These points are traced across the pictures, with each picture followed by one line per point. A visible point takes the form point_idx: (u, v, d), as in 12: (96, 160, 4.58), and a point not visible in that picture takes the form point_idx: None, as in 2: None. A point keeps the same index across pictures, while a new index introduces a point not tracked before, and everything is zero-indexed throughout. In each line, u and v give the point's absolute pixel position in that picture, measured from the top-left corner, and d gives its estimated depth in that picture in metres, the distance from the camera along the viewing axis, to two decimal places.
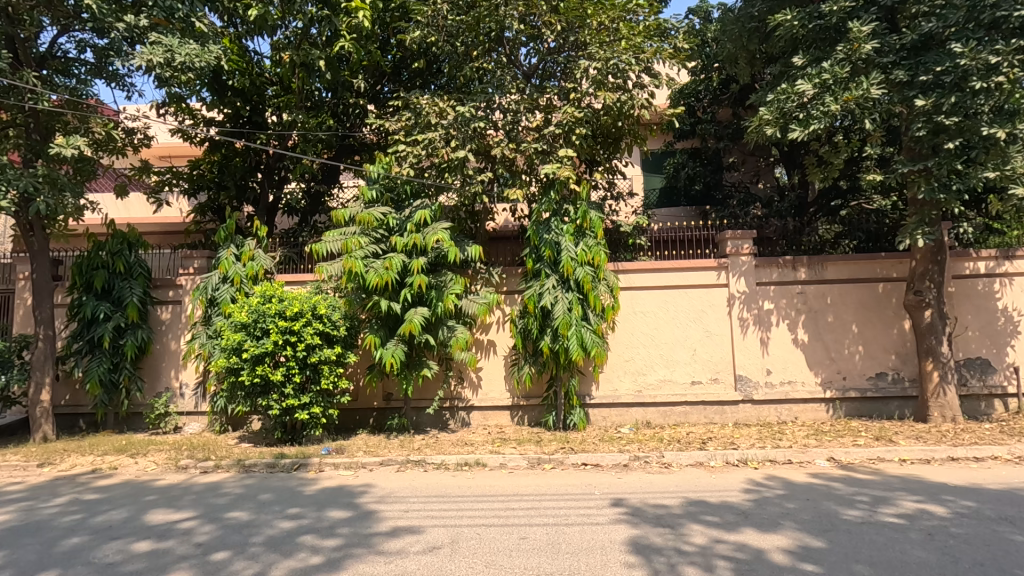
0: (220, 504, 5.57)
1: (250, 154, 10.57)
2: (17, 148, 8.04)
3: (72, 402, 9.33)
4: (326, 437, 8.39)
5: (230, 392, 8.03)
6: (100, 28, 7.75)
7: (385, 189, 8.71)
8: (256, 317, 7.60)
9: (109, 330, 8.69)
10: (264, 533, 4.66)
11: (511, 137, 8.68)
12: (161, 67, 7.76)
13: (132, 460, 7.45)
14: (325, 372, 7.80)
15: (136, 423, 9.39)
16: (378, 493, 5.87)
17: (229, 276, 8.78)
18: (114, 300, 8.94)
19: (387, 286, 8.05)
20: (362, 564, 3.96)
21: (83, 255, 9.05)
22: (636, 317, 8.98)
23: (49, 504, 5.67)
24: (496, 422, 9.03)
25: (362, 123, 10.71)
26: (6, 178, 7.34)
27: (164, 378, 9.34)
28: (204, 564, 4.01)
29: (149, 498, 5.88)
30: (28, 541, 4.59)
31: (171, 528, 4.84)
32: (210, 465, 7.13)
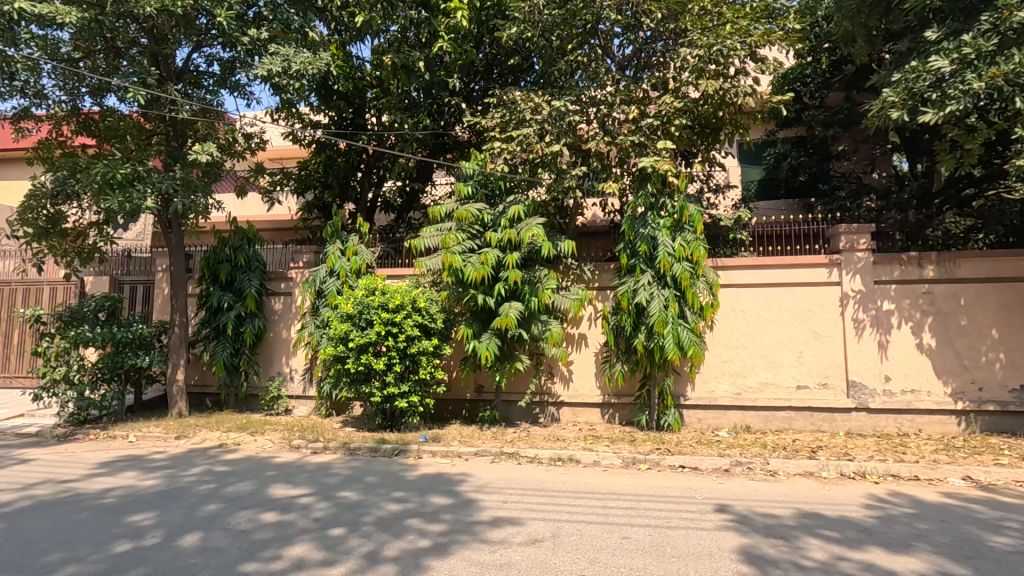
0: (332, 484, 5.94)
1: (352, 155, 11.17)
2: (160, 155, 8.93)
3: (200, 382, 10.34)
4: (422, 425, 8.71)
5: (336, 378, 8.51)
6: (227, 43, 8.52)
7: (479, 185, 8.83)
8: (361, 308, 8.02)
9: (232, 319, 9.53)
10: (374, 513, 4.92)
11: (606, 130, 8.57)
12: (279, 75, 8.38)
13: (252, 437, 8.14)
14: (423, 363, 8.13)
15: (253, 403, 10.24)
16: (476, 483, 6.02)
17: (335, 269, 9.33)
18: (236, 291, 9.80)
19: (483, 281, 8.19)
20: (468, 551, 4.07)
21: (211, 250, 9.96)
22: (735, 317, 8.55)
23: (187, 474, 6.33)
24: (587, 419, 8.95)
25: (456, 122, 10.98)
26: (151, 181, 8.30)
27: (277, 363, 10.12)
28: (324, 538, 4.30)
29: (270, 473, 6.39)
30: (174, 504, 5.14)
31: (291, 502, 5.23)
32: (320, 446, 7.64)
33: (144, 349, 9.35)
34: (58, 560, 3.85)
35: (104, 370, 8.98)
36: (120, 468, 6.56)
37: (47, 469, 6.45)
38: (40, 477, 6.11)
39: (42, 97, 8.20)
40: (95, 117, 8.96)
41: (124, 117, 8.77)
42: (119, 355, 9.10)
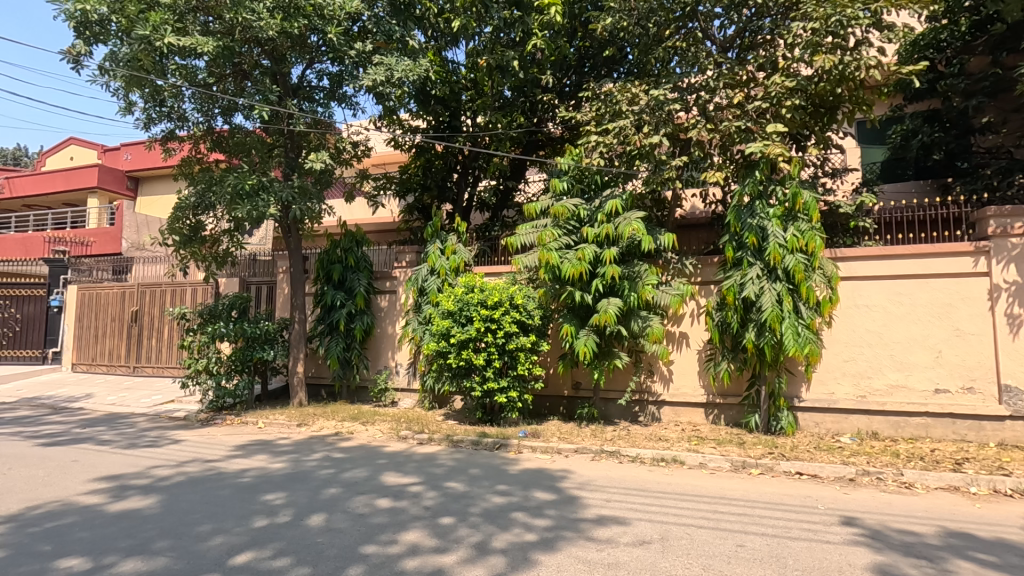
0: (438, 474, 6.19)
1: (449, 156, 11.54)
2: (280, 165, 9.78)
3: (316, 374, 11.20)
4: (521, 420, 8.81)
5: (438, 373, 8.81)
6: (337, 58, 9.13)
7: (574, 180, 8.74)
8: (461, 305, 8.27)
9: (343, 316, 10.21)
10: (480, 505, 5.05)
11: (709, 117, 8.15)
12: (382, 83, 8.83)
13: (364, 427, 8.68)
14: (521, 359, 8.24)
15: (363, 395, 10.91)
16: (578, 480, 5.99)
17: (436, 268, 9.69)
18: (347, 290, 10.48)
19: (581, 278, 8.11)
20: (575, 548, 4.05)
21: (324, 252, 10.72)
22: (859, 312, 7.80)
23: (309, 459, 6.87)
24: (690, 419, 8.60)
25: (549, 118, 11.13)
26: (274, 190, 9.07)
27: (384, 357, 10.71)
28: (435, 526, 4.48)
29: (381, 461, 6.78)
30: (300, 486, 5.60)
31: (402, 490, 5.51)
32: (425, 437, 7.97)
33: (269, 343, 10.33)
34: (208, 530, 4.32)
35: (237, 362, 9.99)
36: (253, 451, 7.26)
37: (195, 449, 7.27)
38: (190, 456, 6.92)
39: (184, 119, 9.18)
40: (226, 134, 9.92)
41: (249, 133, 9.69)
42: (249, 349, 10.11)
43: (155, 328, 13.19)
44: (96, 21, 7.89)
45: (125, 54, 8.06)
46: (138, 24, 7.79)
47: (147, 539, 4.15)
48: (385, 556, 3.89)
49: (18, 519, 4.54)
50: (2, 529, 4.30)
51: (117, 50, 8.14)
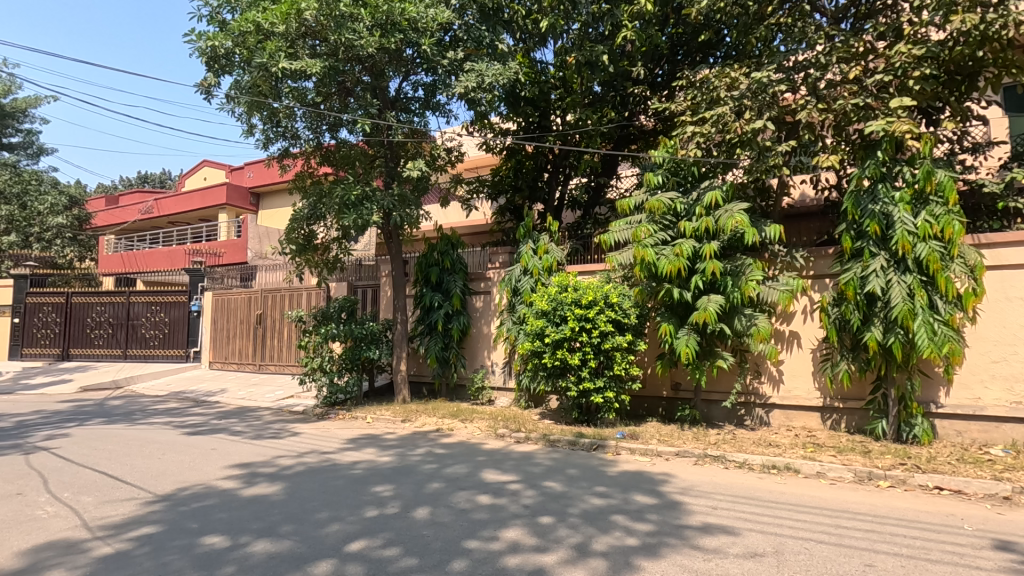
0: (536, 473, 6.22)
1: (540, 157, 11.58)
2: (381, 175, 10.36)
3: (418, 372, 11.71)
4: (619, 421, 8.63)
5: (533, 372, 8.85)
6: (430, 68, 9.50)
7: (669, 173, 8.41)
8: (555, 305, 8.25)
9: (441, 316, 10.59)
10: (579, 506, 5.00)
11: (820, 96, 7.51)
12: (474, 89, 9.05)
13: (463, 424, 8.95)
14: (617, 359, 8.09)
15: (461, 393, 11.23)
16: (680, 484, 5.75)
17: (529, 268, 9.75)
18: (444, 291, 10.86)
19: (678, 274, 7.77)
20: (680, 556, 3.88)
21: (422, 255, 11.16)
22: (1011, 306, 6.81)
23: (414, 454, 7.19)
24: (804, 424, 7.97)
25: (641, 111, 10.87)
26: (376, 199, 9.61)
27: (480, 357, 10.97)
28: (535, 525, 4.50)
29: (480, 458, 6.94)
30: (406, 480, 5.88)
31: (501, 487, 5.59)
32: (522, 436, 8.05)
33: (374, 342, 10.98)
34: (326, 518, 4.65)
35: (347, 361, 10.71)
36: (363, 444, 7.74)
37: (312, 442, 7.88)
38: (308, 447, 7.51)
39: (296, 137, 9.94)
40: (332, 149, 10.59)
41: (353, 146, 10.30)
42: (357, 348, 10.80)
43: (276, 329, 14.50)
44: (223, 55, 8.79)
45: (247, 82, 8.91)
46: (257, 54, 8.57)
47: (274, 523, 4.54)
48: (487, 553, 3.96)
49: (170, 498, 5.16)
50: (159, 507, 4.91)
51: (240, 78, 9.02)
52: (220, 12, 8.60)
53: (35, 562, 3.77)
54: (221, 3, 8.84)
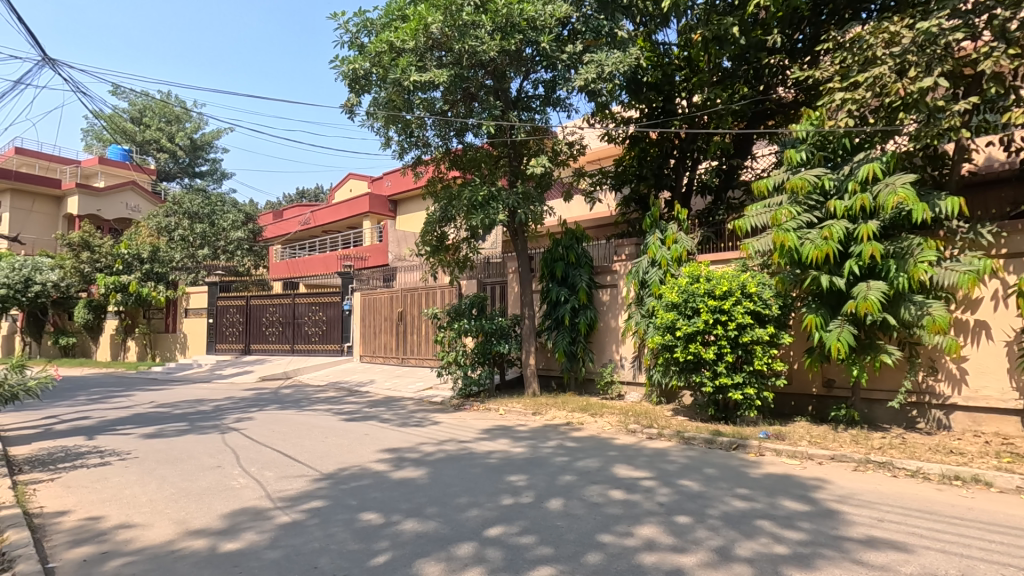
0: (671, 470, 6.02)
1: (665, 143, 11.00)
2: (506, 174, 10.68)
3: (546, 366, 11.90)
4: (762, 420, 8.03)
5: (664, 367, 8.52)
6: (550, 65, 9.58)
7: (815, 148, 7.61)
8: (686, 296, 7.87)
9: (568, 311, 10.63)
10: (719, 507, 4.75)
11: (1010, 41, 6.30)
12: (594, 81, 8.94)
13: (593, 419, 8.93)
14: (758, 353, 7.54)
15: (590, 387, 11.20)
16: (837, 491, 5.21)
17: (657, 259, 9.42)
18: (570, 286, 10.88)
19: (828, 259, 6.99)
20: (838, 570, 3.52)
21: (546, 251, 11.23)
22: None
23: (546, 446, 7.33)
24: (996, 430, 6.79)
25: (779, 82, 10.01)
26: (502, 199, 9.92)
27: (608, 351, 10.85)
28: (671, 524, 4.36)
29: (612, 453, 6.87)
30: (539, 471, 6.01)
31: (635, 483, 5.50)
32: (655, 432, 7.82)
33: (504, 337, 11.38)
34: (465, 503, 4.93)
35: (479, 355, 11.21)
36: (497, 435, 8.06)
37: (451, 431, 8.38)
38: (447, 436, 8.00)
39: (427, 145, 10.44)
40: (459, 153, 10.95)
41: (478, 148, 10.72)
42: (488, 343, 11.28)
43: (415, 326, 15.62)
44: (362, 75, 9.59)
45: (383, 98, 9.64)
46: (391, 71, 9.24)
47: (420, 504, 4.92)
48: (622, 548, 3.93)
49: (333, 477, 5.82)
50: (324, 484, 5.55)
51: (377, 95, 9.79)
52: (358, 37, 9.41)
53: (234, 524, 4.47)
54: (359, 28, 9.63)
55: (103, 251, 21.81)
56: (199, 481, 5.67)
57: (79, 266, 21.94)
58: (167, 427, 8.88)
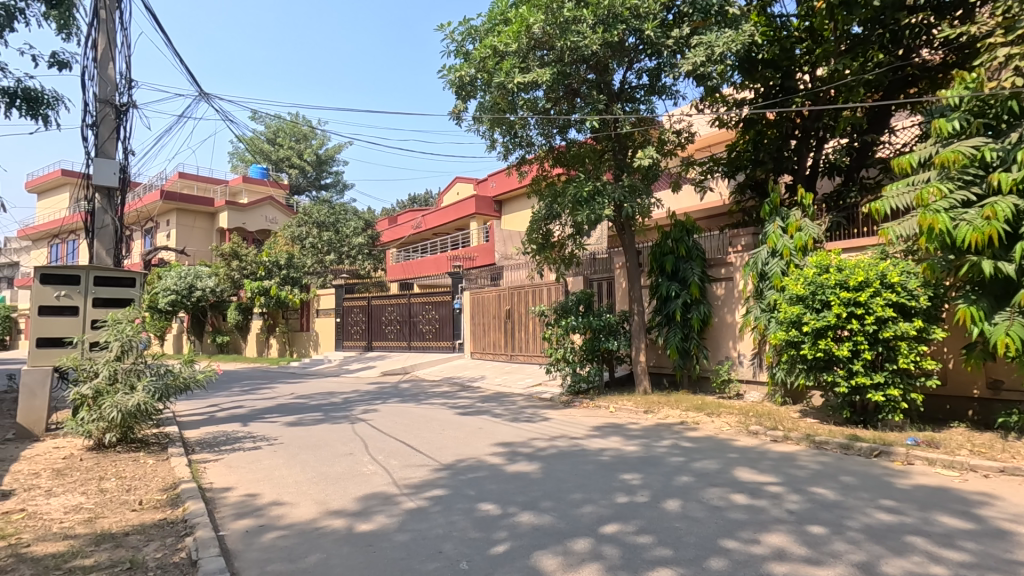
0: (800, 476, 5.58)
1: (784, 123, 10.20)
2: (611, 168, 10.51)
3: (657, 363, 11.56)
4: (909, 424, 7.18)
5: (789, 365, 7.90)
6: (655, 52, 9.30)
7: (971, 115, 6.66)
8: (814, 288, 7.24)
9: (680, 306, 10.20)
10: (860, 519, 4.33)
11: None
12: (703, 64, 8.51)
13: (710, 418, 8.53)
14: (902, 350, 6.74)
15: (705, 386, 10.69)
16: (1009, 509, 4.52)
17: (778, 249, 8.75)
18: (680, 280, 10.45)
19: (992, 242, 6.07)
20: None
21: (655, 244, 10.84)
22: None
23: (660, 445, 7.13)
24: None
25: (922, 44, 8.93)
26: (607, 193, 9.78)
27: (724, 348, 10.31)
28: (803, 534, 4.05)
29: (732, 455, 6.52)
30: (654, 471, 5.86)
31: (759, 488, 5.17)
32: (780, 435, 7.29)
33: (612, 334, 11.22)
34: (580, 499, 4.95)
35: (587, 352, 11.15)
36: (608, 433, 7.97)
37: (562, 427, 8.43)
38: (558, 432, 8.05)
39: (531, 145, 10.53)
40: (563, 150, 10.95)
41: (582, 144, 10.68)
42: (596, 340, 11.19)
43: (523, 323, 15.90)
44: (468, 81, 9.88)
45: (489, 103, 9.89)
46: (496, 75, 9.48)
47: (535, 498, 5.01)
48: (749, 555, 3.72)
49: (452, 468, 6.11)
50: (444, 474, 5.85)
51: (482, 100, 10.05)
52: (464, 44, 9.74)
53: (367, 507, 4.86)
54: (464, 37, 10.00)
55: (249, 259, 24.66)
56: (335, 467, 6.23)
57: (230, 273, 24.98)
58: (306, 417, 9.86)
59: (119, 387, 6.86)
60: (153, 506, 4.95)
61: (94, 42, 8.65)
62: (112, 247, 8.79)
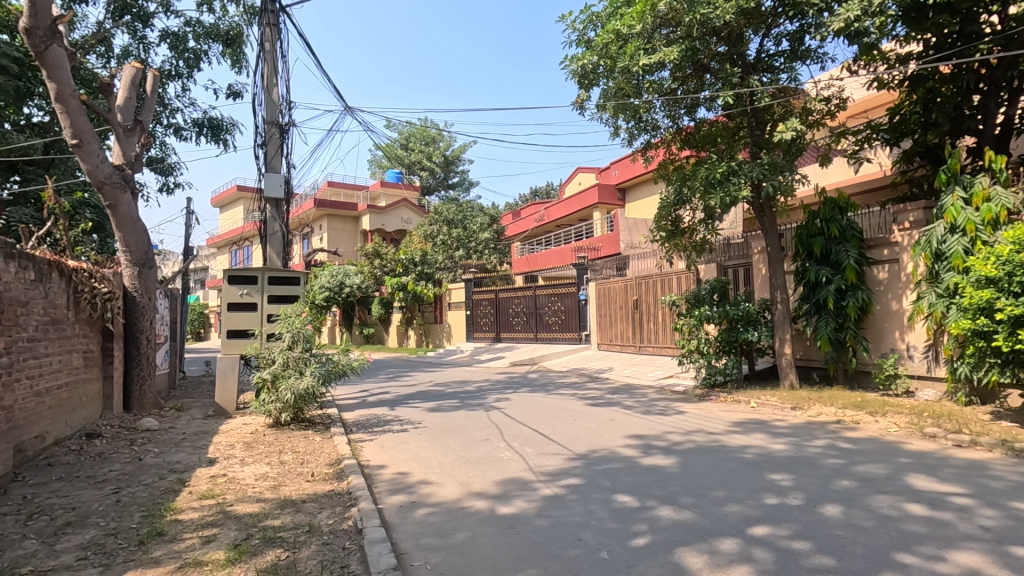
0: (995, 488, 4.77)
1: (964, 76, 8.72)
2: (747, 146, 9.78)
3: (805, 356, 10.57)
4: None
5: (977, 358, 6.76)
6: (799, 13, 8.46)
7: None
8: (1011, 269, 6.11)
9: (832, 293, 9.17)
10: None
11: None
12: (857, 19, 7.56)
13: (873, 418, 7.62)
14: None
15: (865, 381, 9.57)
16: None
17: (958, 224, 7.52)
18: (832, 263, 9.40)
19: None
20: None
21: (801, 226, 9.86)
22: None
23: (812, 444, 6.52)
24: None
25: None
26: (744, 172, 9.10)
27: (889, 339, 9.14)
28: (1004, 555, 3.46)
29: (903, 460, 5.75)
30: (807, 472, 5.37)
31: (941, 499, 4.51)
32: (966, 439, 6.29)
33: (752, 324, 10.44)
34: (723, 497, 4.69)
35: (724, 343, 10.51)
36: (752, 429, 7.45)
37: (699, 422, 8.05)
38: (694, 427, 7.70)
39: (657, 128, 10.14)
40: (692, 130, 10.37)
41: (713, 123, 10.05)
42: (733, 330, 10.47)
43: (652, 313, 15.42)
44: (590, 70, 9.71)
45: (612, 89, 9.62)
46: (620, 59, 9.22)
47: (675, 493, 4.86)
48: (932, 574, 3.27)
49: (586, 458, 6.13)
50: (578, 464, 5.89)
51: (606, 87, 9.81)
52: (586, 33, 9.62)
53: (506, 491, 5.06)
54: (586, 25, 9.83)
55: (388, 258, 26.77)
56: (475, 451, 6.56)
57: (374, 271, 27.36)
58: (444, 403, 10.49)
59: (291, 372, 7.83)
60: (323, 478, 5.60)
61: (262, 71, 9.91)
62: (280, 251, 10.05)
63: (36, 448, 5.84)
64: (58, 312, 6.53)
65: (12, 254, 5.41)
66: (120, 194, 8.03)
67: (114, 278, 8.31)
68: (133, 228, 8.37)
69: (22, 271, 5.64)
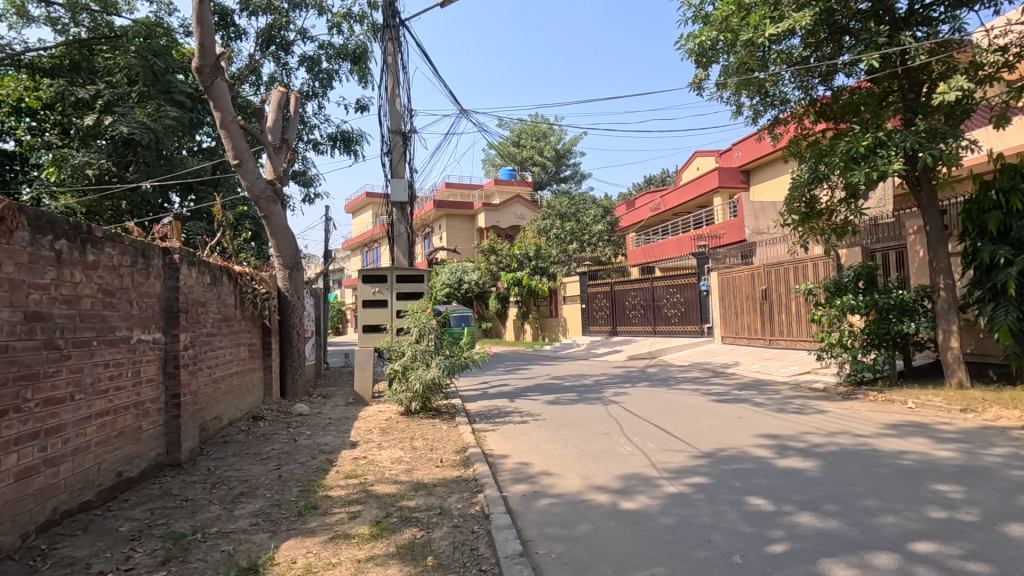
0: None
1: None
2: (898, 113, 8.63)
3: (978, 350, 9.20)
4: None
5: None
6: None
7: None
8: None
9: (1013, 277, 7.74)
10: None
11: None
12: None
13: None
14: None
15: None
16: None
17: None
18: (1013, 241, 7.97)
19: None
20: None
21: (970, 200, 8.50)
22: None
23: (989, 453, 5.62)
24: None
25: None
26: (894, 142, 8.04)
27: None
28: None
29: None
30: (983, 485, 4.64)
31: None
32: None
33: (908, 314, 9.23)
34: (876, 507, 4.22)
35: (873, 336, 9.39)
36: (909, 433, 6.60)
37: (843, 422, 7.30)
38: (838, 428, 6.99)
39: (786, 102, 9.33)
40: (829, 101, 9.38)
41: (854, 90, 8.99)
42: (884, 322, 9.33)
43: (784, 303, 14.25)
44: (709, 46, 9.14)
45: (734, 65, 8.96)
46: (742, 32, 8.58)
47: (816, 498, 4.46)
48: None
49: (713, 457, 5.83)
50: (704, 462, 5.63)
51: (727, 63, 9.15)
52: (703, 8, 9.09)
53: (628, 486, 4.98)
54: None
55: (504, 254, 27.46)
56: (595, 445, 6.53)
57: (491, 267, 28.26)
58: (562, 397, 10.56)
59: (420, 364, 8.35)
60: (451, 465, 5.92)
61: (386, 84, 10.62)
62: (406, 251, 10.73)
63: (216, 427, 6.84)
64: (228, 310, 7.56)
65: (193, 261, 6.34)
66: (272, 206, 9.07)
67: (270, 280, 9.42)
68: (284, 235, 9.42)
69: (200, 276, 6.58)
